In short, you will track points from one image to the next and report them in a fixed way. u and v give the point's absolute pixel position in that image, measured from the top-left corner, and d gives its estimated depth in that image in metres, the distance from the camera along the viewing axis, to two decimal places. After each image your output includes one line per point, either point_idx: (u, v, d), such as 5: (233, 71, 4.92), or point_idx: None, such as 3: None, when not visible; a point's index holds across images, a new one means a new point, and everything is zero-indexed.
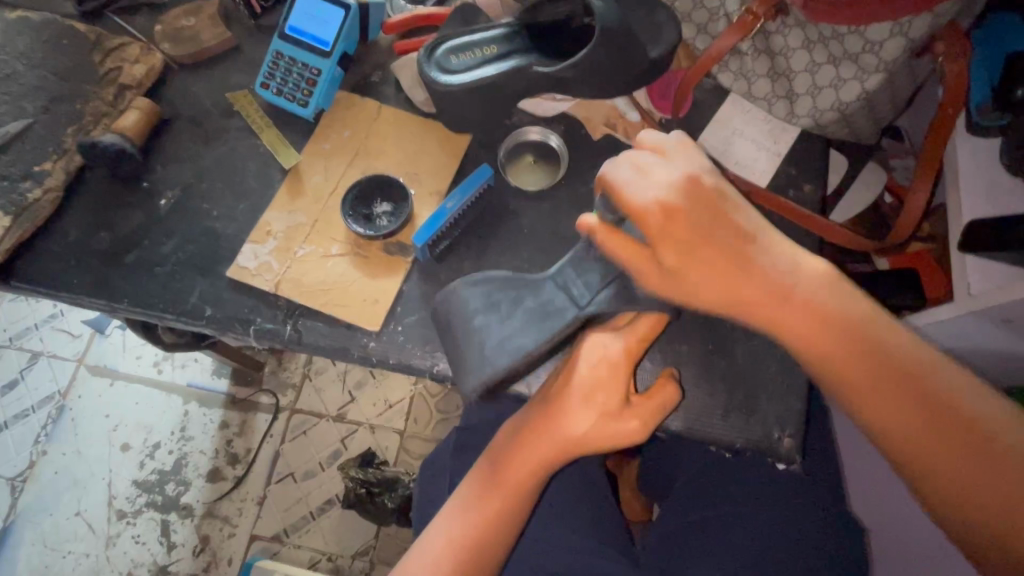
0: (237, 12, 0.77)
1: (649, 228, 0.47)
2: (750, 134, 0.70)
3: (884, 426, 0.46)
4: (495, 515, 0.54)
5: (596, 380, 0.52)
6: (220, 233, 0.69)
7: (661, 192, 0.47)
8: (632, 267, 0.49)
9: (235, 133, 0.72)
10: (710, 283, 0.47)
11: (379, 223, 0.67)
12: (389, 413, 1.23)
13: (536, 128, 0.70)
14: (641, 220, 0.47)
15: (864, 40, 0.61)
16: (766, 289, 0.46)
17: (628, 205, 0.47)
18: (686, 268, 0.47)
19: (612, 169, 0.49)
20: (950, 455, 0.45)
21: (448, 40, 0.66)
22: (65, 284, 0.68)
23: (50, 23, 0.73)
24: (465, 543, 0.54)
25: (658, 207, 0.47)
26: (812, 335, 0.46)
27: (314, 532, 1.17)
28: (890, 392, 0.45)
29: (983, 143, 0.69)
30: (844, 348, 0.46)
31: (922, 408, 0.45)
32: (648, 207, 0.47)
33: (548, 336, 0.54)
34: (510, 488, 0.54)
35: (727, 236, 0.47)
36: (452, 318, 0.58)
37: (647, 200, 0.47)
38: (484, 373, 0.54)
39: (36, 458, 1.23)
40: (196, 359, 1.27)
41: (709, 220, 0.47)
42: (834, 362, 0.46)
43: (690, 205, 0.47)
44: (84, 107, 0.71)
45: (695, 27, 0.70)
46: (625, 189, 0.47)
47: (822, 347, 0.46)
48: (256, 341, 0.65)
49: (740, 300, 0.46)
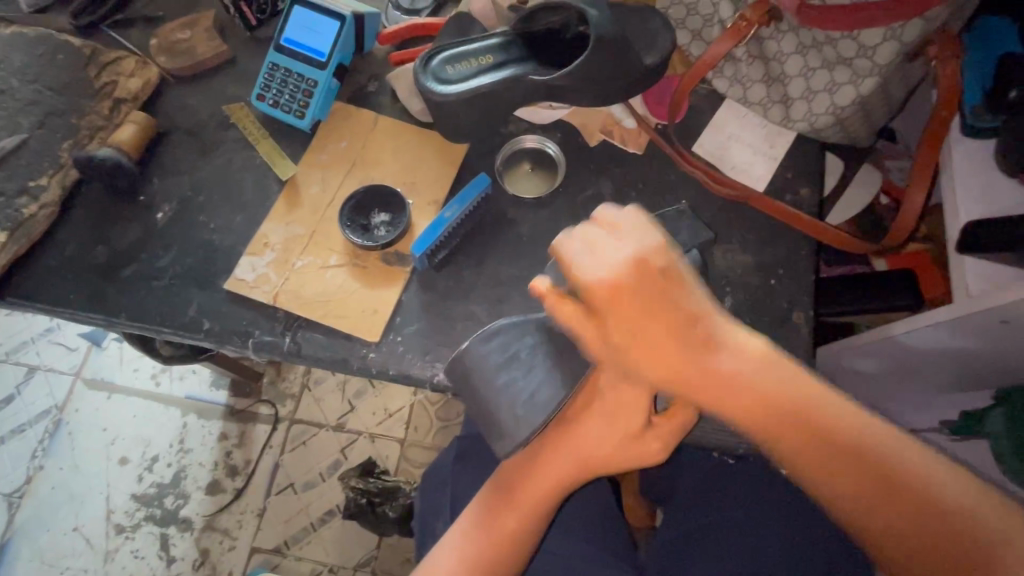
0: (233, 24, 0.77)
1: (598, 301, 0.42)
2: (746, 139, 0.70)
3: (833, 495, 0.44)
4: (510, 530, 0.54)
5: (621, 403, 0.50)
6: (218, 246, 0.68)
7: (605, 269, 0.42)
8: (581, 336, 0.46)
9: (232, 145, 0.72)
10: (672, 368, 0.43)
11: (377, 234, 0.67)
12: (389, 422, 1.23)
13: (532, 136, 0.71)
14: (591, 299, 0.43)
15: (857, 45, 0.61)
16: (694, 365, 0.43)
17: (575, 283, 0.43)
18: (638, 334, 0.42)
19: (581, 264, 0.43)
20: (880, 518, 0.43)
21: (444, 51, 0.66)
22: (61, 298, 0.67)
23: (45, 38, 0.73)
24: (479, 558, 0.53)
25: (606, 291, 0.42)
26: (740, 406, 0.43)
27: (315, 544, 1.17)
28: (824, 468, 0.43)
29: (977, 144, 0.68)
30: (778, 425, 0.43)
31: (853, 473, 0.43)
32: (611, 280, 0.42)
33: (578, 378, 0.52)
34: (527, 504, 0.54)
35: (669, 300, 0.42)
36: (473, 378, 0.54)
37: (594, 275, 0.42)
38: (522, 436, 0.52)
39: (33, 473, 1.22)
40: (194, 371, 1.27)
41: (660, 297, 0.42)
42: (764, 429, 0.44)
43: (643, 288, 0.42)
44: (80, 121, 0.71)
45: (689, 33, 0.71)
46: (575, 266, 0.43)
47: (789, 433, 0.43)
48: (254, 353, 0.65)
49: (691, 388, 0.43)
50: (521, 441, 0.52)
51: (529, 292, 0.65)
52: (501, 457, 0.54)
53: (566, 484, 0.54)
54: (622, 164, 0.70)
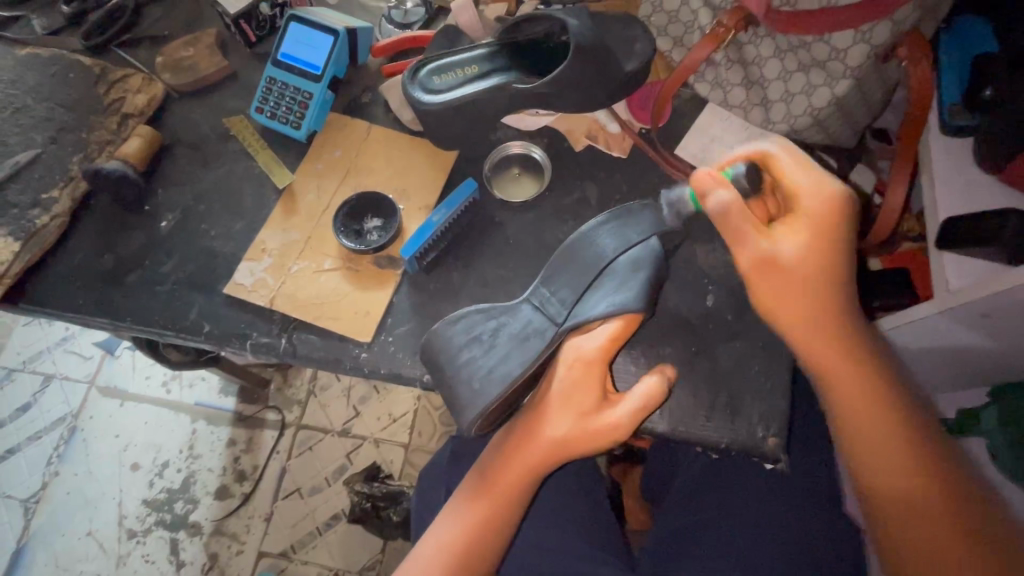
0: (234, 41, 0.81)
1: (804, 210, 0.51)
2: (728, 141, 0.72)
3: (878, 469, 0.53)
4: (482, 518, 0.55)
5: (573, 381, 0.53)
6: (219, 252, 0.71)
7: (803, 163, 0.52)
8: (731, 228, 0.51)
9: (232, 155, 0.75)
10: (799, 262, 0.51)
11: (369, 238, 0.69)
12: (394, 427, 1.25)
13: (517, 142, 0.73)
14: (796, 200, 0.51)
15: (829, 48, 0.63)
16: (832, 334, 0.52)
17: (792, 185, 0.51)
18: (799, 257, 0.51)
19: (770, 154, 0.53)
20: (907, 482, 0.52)
21: (430, 62, 0.69)
22: (70, 304, 0.71)
23: (58, 58, 0.77)
24: (454, 546, 0.55)
25: (822, 203, 0.50)
26: (845, 376, 0.53)
27: (321, 548, 1.19)
28: (874, 431, 0.52)
29: (956, 143, 0.69)
30: (867, 404, 0.53)
31: (906, 455, 0.52)
32: (810, 193, 0.51)
33: (530, 359, 0.56)
34: (500, 492, 0.55)
35: (841, 242, 0.52)
36: (439, 357, 0.59)
37: (828, 193, 0.50)
38: (476, 408, 0.56)
39: (48, 479, 1.26)
40: (204, 377, 1.30)
41: (851, 252, 0.52)
42: (842, 388, 0.53)
43: (831, 219, 0.50)
44: (89, 136, 0.75)
45: (671, 40, 0.73)
46: (790, 172, 0.52)
47: (853, 387, 0.53)
48: (252, 355, 0.68)
49: (816, 310, 0.51)
50: (480, 417, 0.56)
51: (516, 293, 0.67)
52: (465, 430, 0.58)
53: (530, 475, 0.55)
54: (606, 167, 0.72)
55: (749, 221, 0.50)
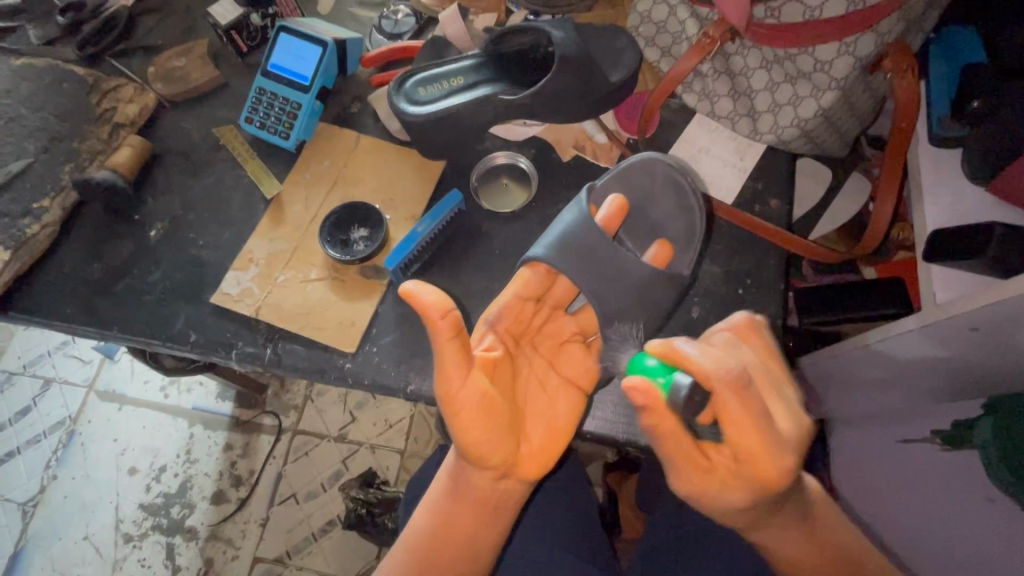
0: (226, 51, 0.81)
1: (751, 453, 0.47)
2: (716, 152, 0.72)
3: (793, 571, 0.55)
4: (421, 528, 0.56)
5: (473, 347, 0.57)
6: (207, 262, 0.72)
7: (766, 450, 0.47)
8: (676, 455, 0.49)
9: (222, 165, 0.76)
10: (735, 506, 0.50)
11: (355, 248, 0.69)
12: (390, 433, 1.25)
13: (503, 153, 0.73)
14: (750, 459, 0.48)
15: (814, 60, 0.63)
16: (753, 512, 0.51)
17: (737, 418, 0.46)
18: (718, 483, 0.50)
19: (710, 371, 0.46)
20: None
21: (416, 74, 0.70)
22: (60, 313, 0.71)
23: (52, 68, 0.78)
24: (403, 554, 0.55)
25: (756, 477, 0.48)
26: (742, 522, 0.53)
27: (316, 554, 1.19)
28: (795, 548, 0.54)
29: (946, 154, 0.69)
30: (779, 528, 0.54)
31: (822, 559, 0.55)
32: (777, 472, 0.48)
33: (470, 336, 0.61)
34: (443, 499, 0.56)
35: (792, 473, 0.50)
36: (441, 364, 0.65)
37: (781, 472, 0.48)
38: None
39: (46, 482, 1.26)
40: (201, 382, 1.30)
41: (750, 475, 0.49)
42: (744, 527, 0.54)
43: (773, 464, 0.48)
44: (81, 146, 0.75)
45: (659, 51, 0.73)
46: (754, 413, 0.46)
47: (758, 527, 0.54)
48: (238, 364, 0.68)
49: (716, 504, 0.51)
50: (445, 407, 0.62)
51: None
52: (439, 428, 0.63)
53: (465, 486, 0.55)
54: (594, 178, 0.72)
55: (685, 471, 0.50)
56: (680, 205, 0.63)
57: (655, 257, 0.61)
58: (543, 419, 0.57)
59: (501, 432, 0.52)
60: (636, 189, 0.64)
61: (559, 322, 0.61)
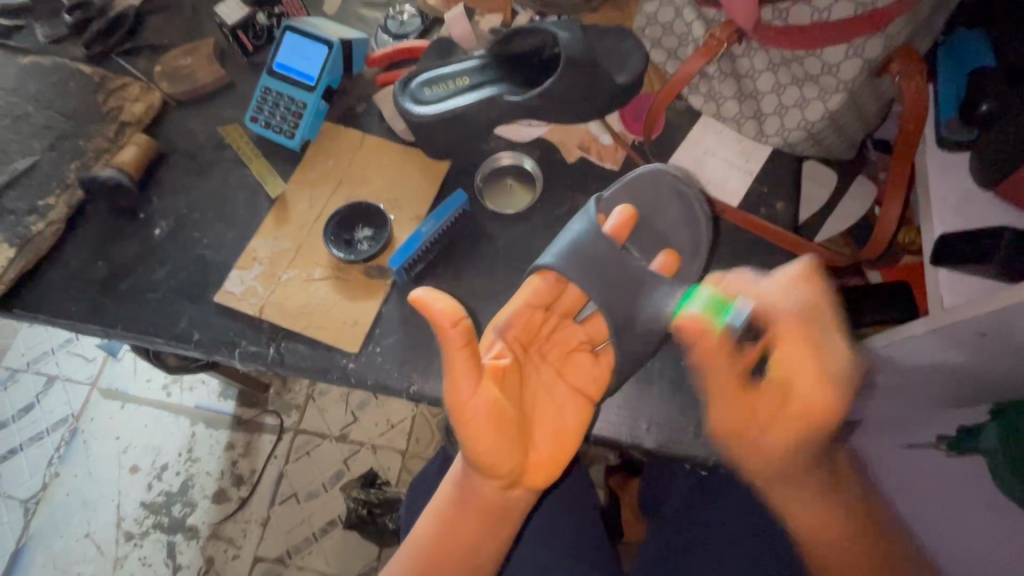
0: (232, 50, 0.82)
1: (800, 391, 0.48)
2: (722, 154, 0.71)
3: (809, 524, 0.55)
4: (427, 535, 0.55)
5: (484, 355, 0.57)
6: (210, 261, 0.72)
7: (816, 376, 0.48)
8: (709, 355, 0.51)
9: (227, 164, 0.76)
10: (773, 455, 0.51)
11: (359, 248, 0.69)
12: (391, 433, 1.24)
13: (508, 153, 0.72)
14: (795, 391, 0.49)
15: (822, 63, 0.62)
16: (787, 454, 0.51)
17: (775, 316, 0.50)
18: (772, 425, 0.51)
19: (779, 299, 0.51)
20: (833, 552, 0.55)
21: (422, 74, 0.70)
22: (64, 310, 0.71)
23: (59, 66, 0.78)
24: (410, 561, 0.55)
25: (799, 416, 0.49)
26: (773, 472, 0.53)
27: (317, 554, 1.18)
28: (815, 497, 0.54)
29: (955, 158, 0.68)
30: (807, 477, 0.53)
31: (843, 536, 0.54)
32: (826, 405, 0.48)
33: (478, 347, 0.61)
34: (449, 509, 0.55)
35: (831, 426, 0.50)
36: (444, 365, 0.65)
37: (828, 410, 0.48)
38: None
39: (49, 480, 1.27)
40: (204, 381, 1.31)
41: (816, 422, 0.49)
42: (773, 482, 0.54)
43: (815, 418, 0.48)
44: (86, 144, 0.76)
45: (665, 52, 0.72)
46: (788, 325, 0.49)
47: (794, 484, 0.54)
48: (240, 363, 0.68)
49: (747, 436, 0.52)
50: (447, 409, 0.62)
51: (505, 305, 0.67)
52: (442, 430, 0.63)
53: (470, 494, 0.54)
54: (598, 180, 0.71)
55: (729, 412, 0.52)
56: (685, 214, 0.65)
57: (663, 267, 0.62)
58: (551, 425, 0.56)
59: (512, 441, 0.51)
60: (644, 200, 0.66)
61: (567, 330, 0.61)
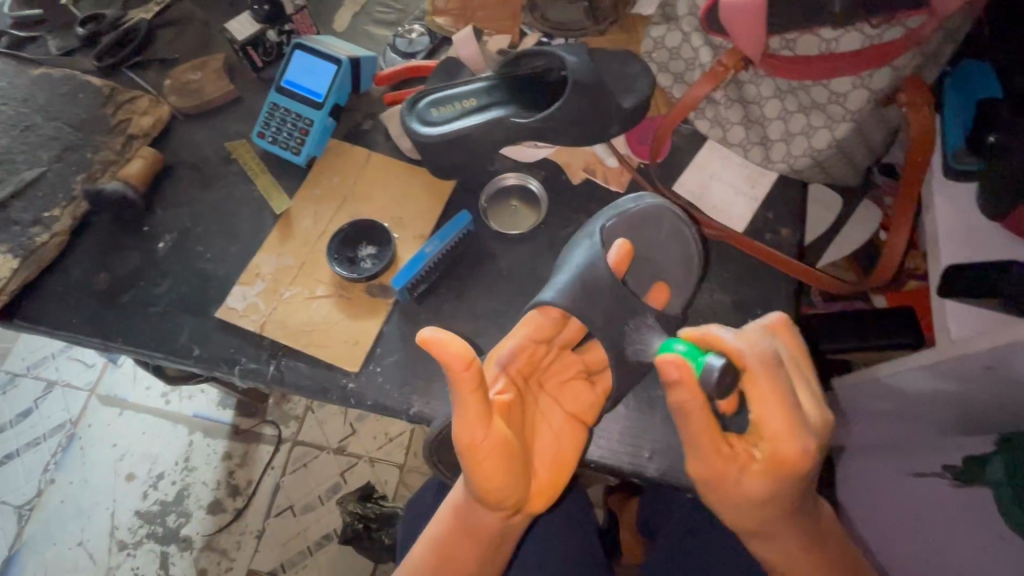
0: (241, 65, 0.82)
1: (775, 431, 0.48)
2: (727, 178, 0.71)
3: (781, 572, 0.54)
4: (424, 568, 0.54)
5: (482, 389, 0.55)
6: (213, 275, 0.72)
7: (786, 419, 0.47)
8: (688, 405, 0.46)
9: (232, 178, 0.76)
10: (753, 496, 0.49)
11: (362, 265, 0.69)
12: (390, 447, 1.23)
13: (513, 174, 0.73)
14: (772, 440, 0.48)
15: (829, 91, 0.63)
16: (757, 503, 0.50)
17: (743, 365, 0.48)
18: (749, 475, 0.48)
19: (748, 350, 0.49)
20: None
21: (429, 95, 0.70)
22: (65, 321, 0.71)
23: (69, 78, 0.79)
24: None
25: (773, 459, 0.48)
26: (746, 517, 0.51)
27: (311, 568, 1.17)
28: (787, 544, 0.53)
29: (961, 188, 0.68)
30: (781, 525, 0.52)
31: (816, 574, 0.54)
32: (803, 445, 0.47)
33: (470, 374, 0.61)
34: (448, 543, 0.54)
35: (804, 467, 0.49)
36: (444, 386, 0.64)
37: (801, 456, 0.47)
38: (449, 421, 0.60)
39: (43, 486, 1.25)
40: (203, 390, 1.30)
41: (794, 465, 0.47)
42: (747, 527, 0.52)
43: (799, 457, 0.47)
44: (94, 155, 0.76)
45: (672, 76, 0.72)
46: (760, 376, 0.48)
47: (765, 528, 0.52)
48: (240, 379, 0.67)
49: (720, 487, 0.49)
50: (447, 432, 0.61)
51: (508, 326, 0.67)
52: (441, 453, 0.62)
53: (473, 523, 0.54)
54: (603, 203, 0.71)
55: (707, 463, 0.48)
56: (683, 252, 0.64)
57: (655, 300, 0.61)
58: (551, 456, 0.55)
59: (520, 475, 0.51)
60: (644, 233, 0.64)
61: (567, 360, 0.59)
